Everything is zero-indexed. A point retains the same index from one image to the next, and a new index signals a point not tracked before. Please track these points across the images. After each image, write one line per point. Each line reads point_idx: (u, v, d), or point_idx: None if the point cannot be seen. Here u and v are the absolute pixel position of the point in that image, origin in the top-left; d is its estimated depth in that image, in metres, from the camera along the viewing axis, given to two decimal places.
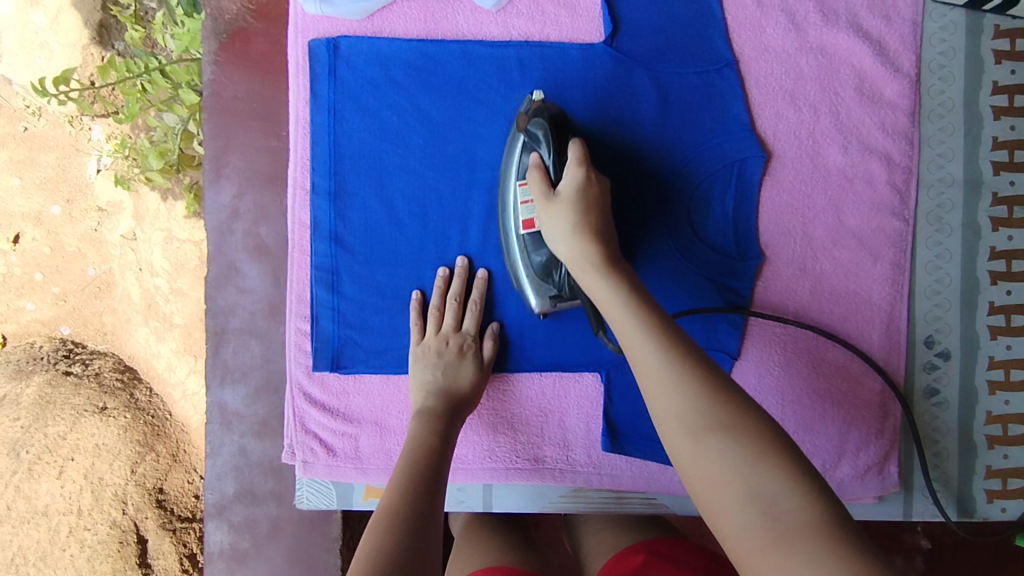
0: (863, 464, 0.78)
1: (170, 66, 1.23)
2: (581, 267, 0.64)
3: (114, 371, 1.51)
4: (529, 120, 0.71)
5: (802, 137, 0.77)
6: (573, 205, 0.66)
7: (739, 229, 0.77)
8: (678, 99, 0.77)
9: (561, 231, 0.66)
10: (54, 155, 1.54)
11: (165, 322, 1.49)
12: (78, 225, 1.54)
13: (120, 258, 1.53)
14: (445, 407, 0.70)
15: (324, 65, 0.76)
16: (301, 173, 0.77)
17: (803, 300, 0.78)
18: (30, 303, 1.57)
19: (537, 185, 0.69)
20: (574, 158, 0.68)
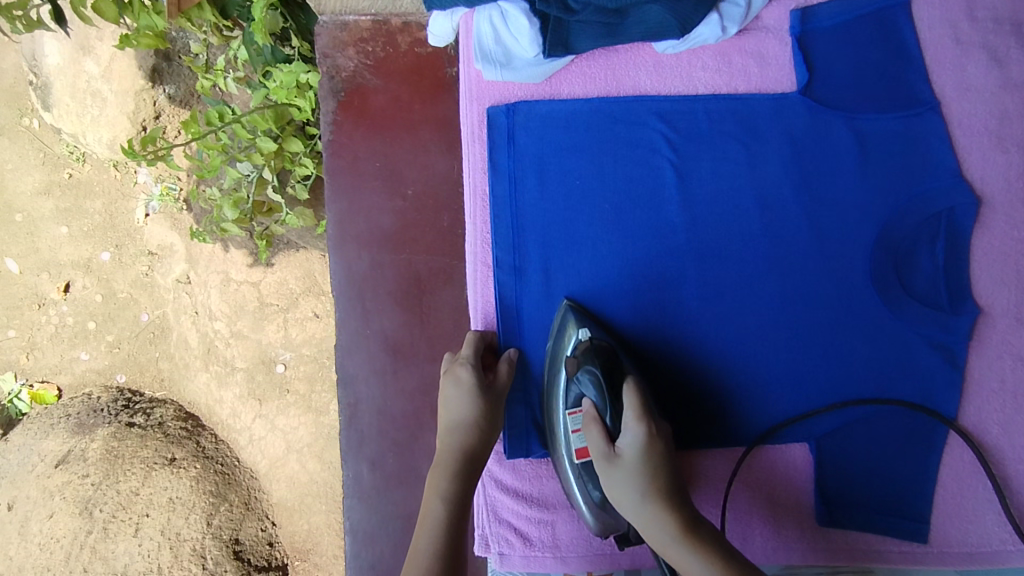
0: None
1: (247, 116, 1.11)
2: (644, 518, 0.59)
3: (176, 420, 1.46)
4: (579, 364, 0.67)
5: (1011, 179, 0.73)
6: (637, 470, 0.60)
7: (951, 282, 0.73)
8: (880, 148, 0.73)
9: (619, 462, 0.61)
10: (101, 201, 1.50)
11: (226, 367, 1.44)
12: (129, 271, 1.49)
13: (174, 301, 1.47)
14: (457, 462, 0.66)
15: (503, 132, 0.73)
16: (482, 247, 0.75)
17: (1020, 352, 0.73)
18: (85, 353, 1.52)
19: (585, 335, 0.66)
20: (634, 411, 0.62)
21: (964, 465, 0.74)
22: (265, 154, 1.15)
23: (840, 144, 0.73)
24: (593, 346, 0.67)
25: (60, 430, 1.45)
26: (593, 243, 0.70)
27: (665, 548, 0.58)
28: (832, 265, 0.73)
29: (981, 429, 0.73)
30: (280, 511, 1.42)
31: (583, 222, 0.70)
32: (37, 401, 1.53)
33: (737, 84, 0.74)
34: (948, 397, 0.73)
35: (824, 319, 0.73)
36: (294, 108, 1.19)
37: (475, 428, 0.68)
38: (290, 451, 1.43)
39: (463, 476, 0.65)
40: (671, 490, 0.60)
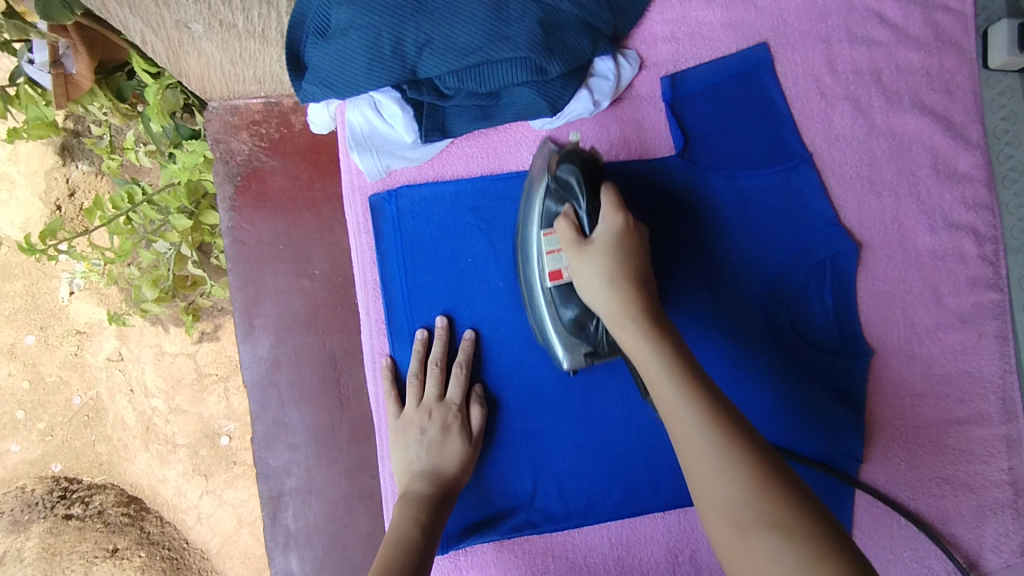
0: (1005, 550, 0.75)
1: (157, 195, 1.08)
2: (618, 319, 0.57)
3: (118, 506, 1.35)
4: (558, 164, 0.65)
5: (886, 223, 0.75)
6: (610, 251, 0.59)
7: (842, 327, 0.74)
8: (761, 203, 0.74)
9: (594, 282, 0.59)
10: (20, 282, 1.34)
11: (167, 445, 1.35)
12: (57, 353, 1.35)
13: (107, 380, 1.36)
14: (434, 493, 0.64)
15: (388, 219, 0.72)
16: (378, 340, 0.73)
17: (916, 388, 0.75)
18: (15, 445, 1.37)
19: (564, 231, 0.62)
20: (609, 202, 0.62)
21: (878, 505, 0.75)
22: (179, 232, 1.10)
23: (695, 188, 0.74)
24: (570, 150, 0.66)
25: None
26: (584, 158, 0.65)
27: (631, 341, 0.56)
28: (727, 321, 0.74)
29: (890, 468, 0.75)
30: None
31: (570, 144, 0.66)
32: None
33: (617, 152, 0.74)
34: (855, 440, 0.74)
35: (728, 376, 0.73)
36: (208, 181, 1.13)
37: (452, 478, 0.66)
38: (242, 525, 1.35)
39: (438, 505, 0.64)
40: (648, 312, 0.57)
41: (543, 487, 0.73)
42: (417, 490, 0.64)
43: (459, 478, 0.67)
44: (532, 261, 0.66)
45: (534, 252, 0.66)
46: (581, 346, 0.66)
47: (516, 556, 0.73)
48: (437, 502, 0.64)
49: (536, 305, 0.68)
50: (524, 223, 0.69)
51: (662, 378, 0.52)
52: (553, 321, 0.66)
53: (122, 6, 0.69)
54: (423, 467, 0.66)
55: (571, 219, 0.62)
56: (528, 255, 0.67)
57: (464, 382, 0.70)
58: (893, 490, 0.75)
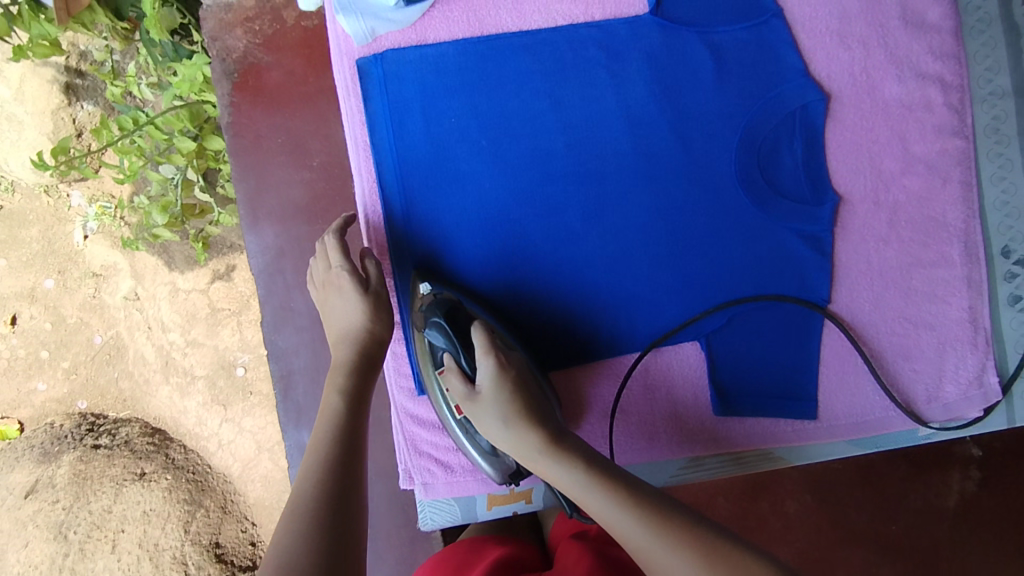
0: (964, 381, 0.80)
1: (160, 116, 1.09)
2: (538, 465, 0.66)
3: (143, 436, 1.38)
4: (426, 319, 0.73)
5: (856, 74, 0.78)
6: (494, 396, 0.68)
7: (811, 176, 0.78)
8: (732, 59, 0.77)
9: (497, 424, 0.68)
10: (36, 229, 1.39)
11: (186, 377, 1.38)
12: (76, 295, 1.39)
13: (126, 320, 1.39)
14: (354, 361, 0.72)
15: (375, 81, 0.76)
16: (371, 195, 0.77)
17: (882, 233, 0.79)
18: (42, 382, 1.41)
19: (457, 387, 0.71)
20: (481, 347, 0.69)
21: (842, 344, 0.80)
22: (185, 154, 1.13)
23: (608, 111, 0.77)
24: (436, 298, 0.73)
25: (25, 460, 1.37)
26: (447, 304, 0.73)
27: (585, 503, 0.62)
28: (700, 171, 0.78)
29: (856, 308, 0.79)
30: (259, 511, 1.35)
31: (428, 295, 0.73)
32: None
33: (594, 13, 0.78)
34: (821, 281, 0.79)
35: (701, 223, 0.78)
36: (208, 104, 1.15)
37: (369, 331, 0.74)
38: (262, 450, 1.37)
39: (360, 368, 0.72)
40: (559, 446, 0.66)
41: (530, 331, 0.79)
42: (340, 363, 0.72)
43: (378, 331, 0.74)
44: (439, 399, 0.75)
45: (439, 394, 0.74)
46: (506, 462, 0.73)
47: None
48: (356, 370, 0.71)
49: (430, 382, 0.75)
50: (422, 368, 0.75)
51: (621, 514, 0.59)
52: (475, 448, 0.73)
53: None
54: (343, 335, 0.74)
55: (456, 370, 0.72)
56: (434, 395, 0.75)
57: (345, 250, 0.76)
58: (857, 330, 0.79)
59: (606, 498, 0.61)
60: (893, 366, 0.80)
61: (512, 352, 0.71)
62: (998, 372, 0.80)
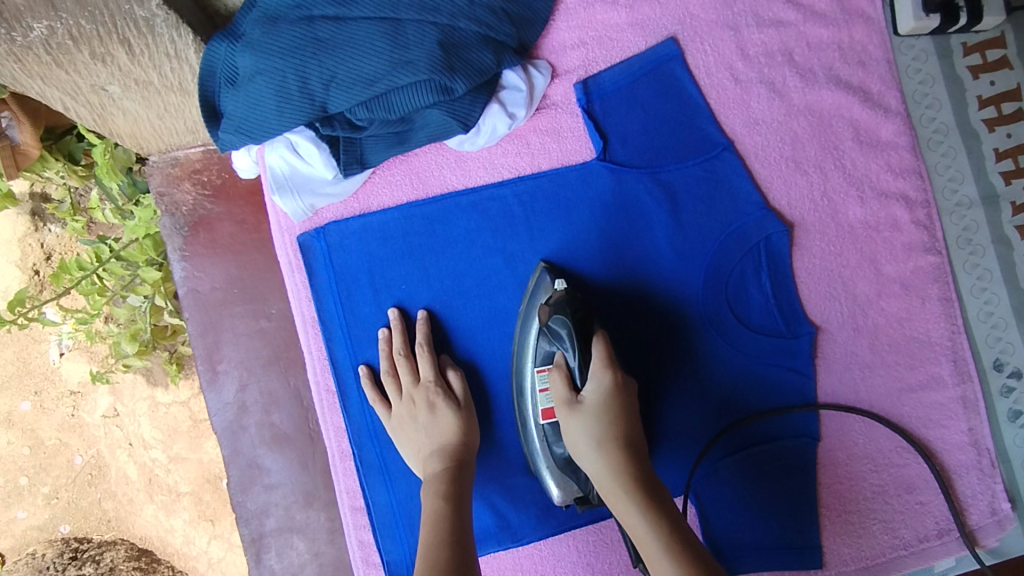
0: (973, 507, 0.75)
1: (121, 249, 1.02)
2: (611, 494, 0.60)
3: (129, 561, 1.24)
4: (550, 312, 0.67)
5: (816, 199, 0.76)
6: (599, 418, 0.63)
7: (784, 309, 0.75)
8: (687, 197, 0.75)
9: (585, 449, 0.63)
10: (10, 349, 1.24)
11: (171, 494, 1.25)
12: (54, 415, 1.26)
13: (106, 437, 1.26)
14: (446, 467, 0.65)
15: (319, 257, 0.72)
16: (324, 375, 0.73)
17: (866, 360, 0.75)
18: (21, 511, 1.27)
19: (559, 389, 0.65)
20: (599, 360, 0.65)
21: (840, 482, 0.75)
22: (151, 285, 1.06)
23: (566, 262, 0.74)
24: (567, 295, 0.68)
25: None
26: (574, 305, 0.67)
27: (640, 544, 0.57)
28: (667, 317, 0.74)
29: (847, 441, 0.75)
30: None
31: (562, 291, 0.68)
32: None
33: (539, 162, 0.75)
34: (808, 418, 0.74)
35: (673, 370, 0.74)
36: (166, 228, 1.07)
37: (466, 446, 0.68)
38: None
39: (456, 476, 0.64)
40: (642, 484, 0.60)
41: (505, 502, 0.73)
42: (432, 472, 0.66)
43: (469, 442, 0.68)
44: (527, 412, 0.69)
45: (528, 388, 0.69)
46: (573, 487, 0.68)
47: (484, 573, 0.73)
48: (450, 475, 0.64)
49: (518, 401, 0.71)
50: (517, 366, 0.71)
51: (649, 540, 0.57)
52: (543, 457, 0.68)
53: (33, 78, 0.68)
54: (431, 446, 0.67)
55: (562, 371, 0.66)
56: (521, 390, 0.70)
57: (432, 359, 0.71)
58: (853, 465, 0.75)
59: (663, 543, 0.56)
60: (899, 499, 0.74)
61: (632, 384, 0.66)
62: (1009, 496, 0.75)
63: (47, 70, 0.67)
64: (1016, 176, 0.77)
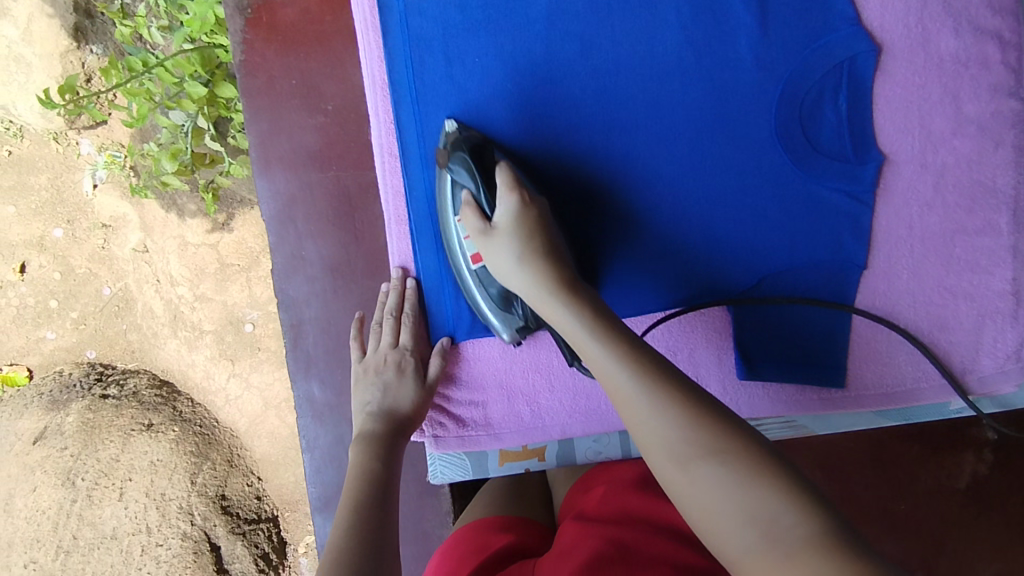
0: (1002, 355, 0.76)
1: (169, 58, 1.02)
2: (539, 298, 0.63)
3: (151, 388, 1.35)
4: (450, 155, 0.69)
5: (910, 25, 0.73)
6: (512, 232, 0.65)
7: (855, 134, 0.74)
8: (776, 5, 0.73)
9: (508, 267, 0.66)
10: (44, 175, 1.33)
11: (194, 332, 1.34)
12: (85, 246, 1.34)
13: (134, 272, 1.34)
14: (385, 429, 0.70)
15: (396, 17, 0.72)
16: (388, 138, 0.74)
17: (926, 198, 0.75)
18: (50, 332, 1.37)
19: (471, 222, 0.68)
20: (504, 184, 0.66)
21: (877, 312, 0.76)
22: (195, 100, 1.06)
23: (644, 55, 0.73)
24: (461, 136, 0.69)
25: (34, 407, 1.33)
26: (472, 143, 0.69)
27: (630, 401, 0.54)
28: (736, 127, 0.74)
29: (891, 275, 0.76)
30: (264, 466, 1.34)
31: (453, 132, 0.69)
32: (8, 384, 1.38)
33: None
34: (857, 247, 0.75)
35: (735, 181, 0.74)
36: (222, 49, 1.07)
37: (411, 421, 0.72)
38: (269, 407, 1.34)
39: (392, 441, 0.70)
40: (572, 293, 0.62)
41: None
42: (368, 429, 0.70)
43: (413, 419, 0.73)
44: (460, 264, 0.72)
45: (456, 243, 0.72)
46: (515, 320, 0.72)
47: (526, 349, 0.76)
48: (388, 437, 0.69)
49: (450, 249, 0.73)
50: (443, 216, 0.73)
51: (603, 357, 0.57)
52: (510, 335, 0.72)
53: None
54: (380, 404, 0.72)
55: (473, 205, 0.68)
56: (452, 246, 0.73)
57: (416, 330, 0.76)
58: (892, 297, 0.76)
59: (603, 342, 0.57)
60: (929, 338, 0.76)
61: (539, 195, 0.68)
62: None
63: None
64: None
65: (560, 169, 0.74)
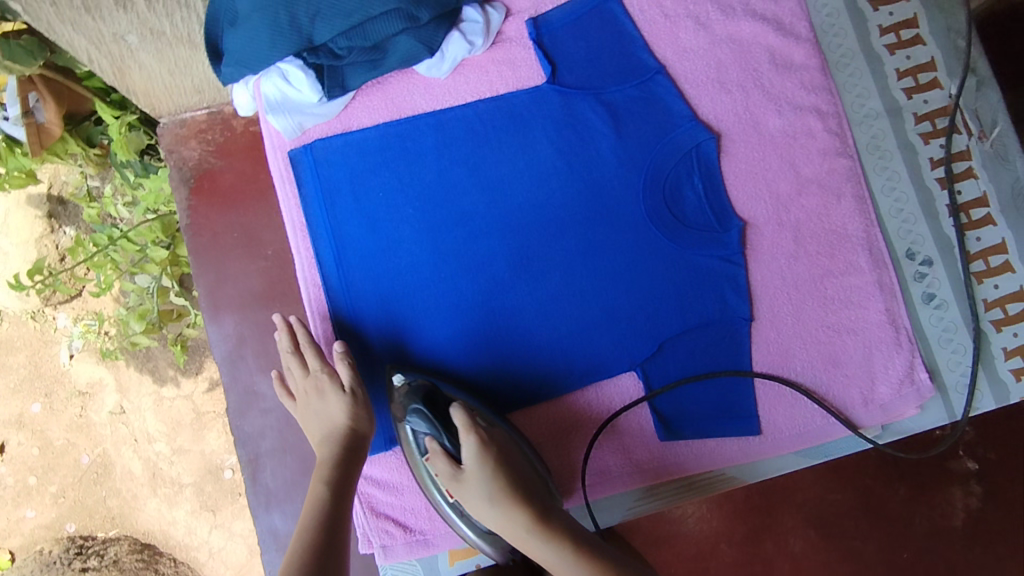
0: (896, 379, 0.83)
1: (131, 230, 1.10)
2: (515, 534, 0.72)
3: (132, 554, 1.29)
4: (406, 407, 0.77)
5: (739, 113, 0.87)
6: (479, 478, 0.73)
7: (715, 206, 0.85)
8: (626, 114, 0.86)
9: (480, 504, 0.73)
10: (22, 355, 1.30)
11: (174, 487, 1.29)
12: (63, 416, 1.31)
13: (111, 435, 1.30)
14: (337, 455, 0.74)
15: (307, 168, 0.83)
16: (310, 270, 0.82)
17: (790, 251, 0.85)
18: (31, 510, 1.31)
19: (442, 469, 0.74)
20: (463, 429, 0.73)
21: (772, 358, 0.83)
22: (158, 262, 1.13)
23: (524, 170, 0.85)
24: (413, 386, 0.77)
25: None
26: (425, 392, 0.77)
27: None
28: (614, 217, 0.84)
29: (778, 323, 0.84)
30: None
31: (404, 385, 0.77)
32: None
33: (498, 88, 0.86)
34: (740, 303, 0.83)
35: (621, 262, 0.84)
36: None
37: (355, 433, 0.76)
38: (253, 555, 1.28)
39: (344, 462, 0.74)
40: (538, 516, 0.71)
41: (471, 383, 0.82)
42: (324, 456, 0.74)
43: (359, 432, 0.76)
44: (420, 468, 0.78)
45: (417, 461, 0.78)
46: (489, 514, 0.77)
47: None
48: (338, 462, 0.74)
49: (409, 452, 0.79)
50: (406, 449, 0.79)
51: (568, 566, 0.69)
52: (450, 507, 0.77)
53: (65, 23, 0.80)
54: (322, 430, 0.76)
55: (441, 455, 0.75)
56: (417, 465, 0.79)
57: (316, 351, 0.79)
58: (784, 342, 0.83)
59: (570, 550, 0.70)
60: (826, 374, 0.83)
61: (492, 427, 0.76)
62: (927, 368, 0.84)
63: (76, 16, 0.79)
64: (918, 90, 0.88)
65: (467, 274, 0.82)
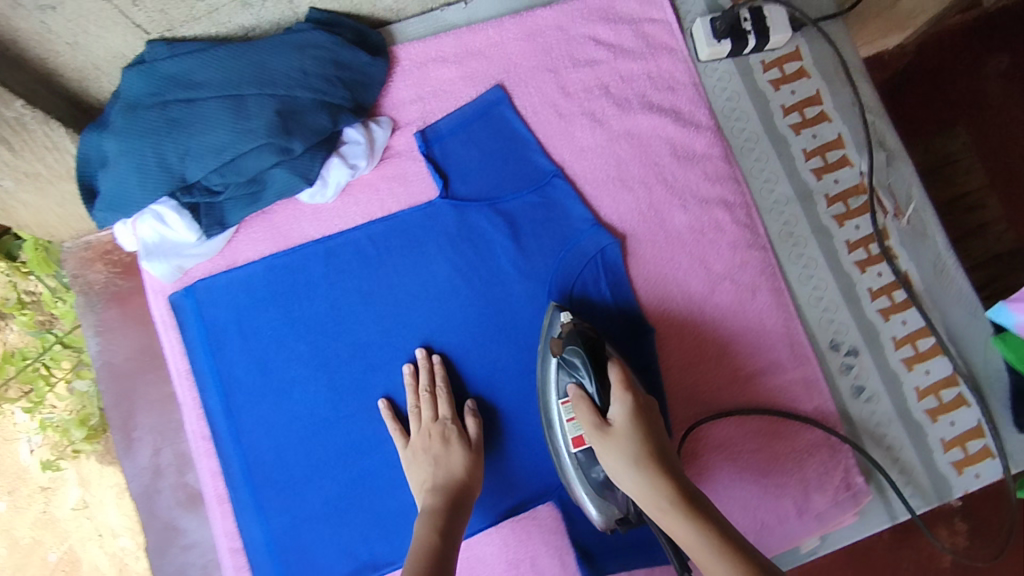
0: (831, 484, 0.78)
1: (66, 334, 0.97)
2: (654, 504, 0.60)
3: None
4: (563, 346, 0.71)
5: (644, 211, 0.83)
6: (631, 435, 0.64)
7: (625, 314, 0.80)
8: (525, 222, 0.82)
9: (621, 468, 0.63)
10: None
11: None
12: (28, 515, 1.00)
13: (80, 532, 0.99)
14: (443, 504, 0.70)
15: (190, 314, 0.80)
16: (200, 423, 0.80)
17: (708, 354, 0.80)
18: None
19: (586, 419, 0.67)
20: (616, 383, 0.67)
21: (697, 472, 0.78)
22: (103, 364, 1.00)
23: (420, 292, 0.81)
24: (573, 328, 0.71)
25: None
26: (584, 336, 0.70)
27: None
28: (518, 334, 0.80)
29: (701, 433, 0.79)
30: None
31: (567, 323, 0.72)
32: None
33: (390, 206, 0.83)
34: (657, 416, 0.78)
35: (528, 382, 0.80)
36: None
37: (467, 487, 0.72)
38: None
39: (451, 510, 0.69)
40: (683, 490, 0.60)
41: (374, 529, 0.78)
42: (429, 505, 0.70)
43: (467, 483, 0.72)
44: (558, 441, 0.73)
45: (556, 418, 0.73)
46: (614, 511, 0.71)
47: None
48: (448, 509, 0.69)
49: (551, 429, 0.74)
50: (543, 396, 0.74)
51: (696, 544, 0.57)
52: (586, 489, 0.71)
53: None
54: (431, 480, 0.72)
55: (586, 400, 0.68)
56: (551, 420, 0.74)
57: (450, 399, 0.77)
58: (708, 454, 0.79)
59: (687, 521, 0.58)
60: (757, 485, 0.78)
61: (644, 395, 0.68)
62: (862, 469, 0.79)
63: None
64: (826, 171, 0.85)
65: (364, 413, 0.79)
